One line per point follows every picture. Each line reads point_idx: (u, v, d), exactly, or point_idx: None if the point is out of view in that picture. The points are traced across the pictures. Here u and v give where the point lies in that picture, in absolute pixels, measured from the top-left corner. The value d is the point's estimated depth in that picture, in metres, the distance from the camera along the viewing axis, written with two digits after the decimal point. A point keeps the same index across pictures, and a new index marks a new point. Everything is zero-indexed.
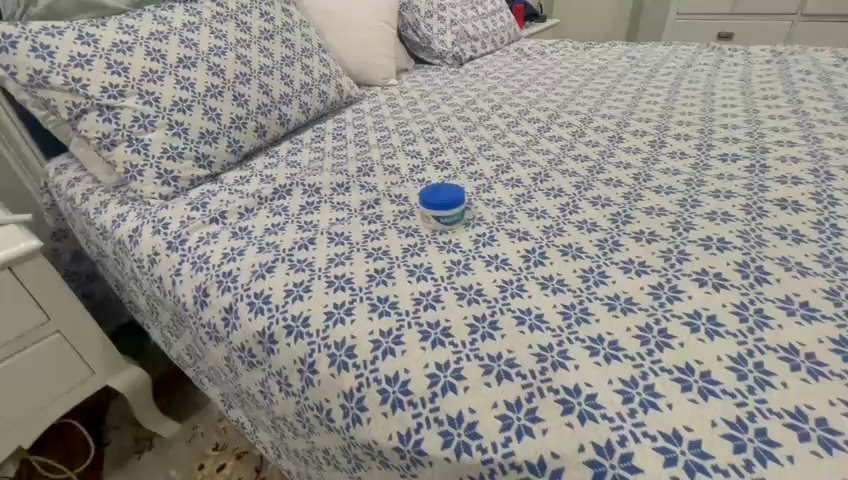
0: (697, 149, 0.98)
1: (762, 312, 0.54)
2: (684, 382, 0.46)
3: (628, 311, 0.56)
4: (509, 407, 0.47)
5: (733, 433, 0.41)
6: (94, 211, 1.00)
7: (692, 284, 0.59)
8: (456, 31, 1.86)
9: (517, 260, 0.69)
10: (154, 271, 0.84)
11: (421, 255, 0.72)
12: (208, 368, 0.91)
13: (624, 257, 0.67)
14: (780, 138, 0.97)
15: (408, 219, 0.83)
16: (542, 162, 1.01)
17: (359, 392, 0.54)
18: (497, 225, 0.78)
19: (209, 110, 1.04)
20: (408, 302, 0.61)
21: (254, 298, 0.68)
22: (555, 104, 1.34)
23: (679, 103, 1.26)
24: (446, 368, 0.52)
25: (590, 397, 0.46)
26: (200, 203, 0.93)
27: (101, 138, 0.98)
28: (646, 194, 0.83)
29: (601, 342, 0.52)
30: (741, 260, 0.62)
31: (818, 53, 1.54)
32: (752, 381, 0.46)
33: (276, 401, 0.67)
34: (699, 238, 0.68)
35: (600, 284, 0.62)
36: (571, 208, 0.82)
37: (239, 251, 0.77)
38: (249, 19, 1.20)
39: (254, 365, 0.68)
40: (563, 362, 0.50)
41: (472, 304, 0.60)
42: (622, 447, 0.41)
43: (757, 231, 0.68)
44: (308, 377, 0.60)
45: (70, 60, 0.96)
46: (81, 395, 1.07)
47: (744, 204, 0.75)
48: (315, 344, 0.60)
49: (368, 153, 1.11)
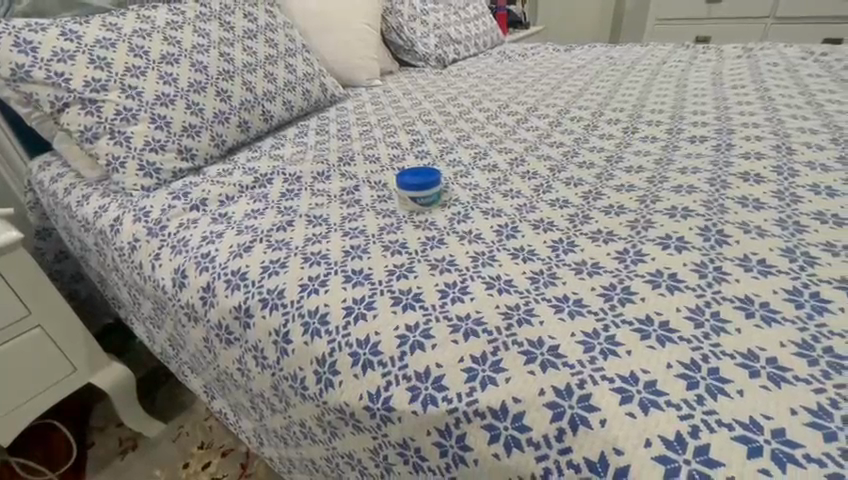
0: (668, 133, 1.01)
1: (720, 269, 0.56)
2: (644, 332, 0.47)
3: (594, 273, 0.58)
4: (475, 360, 0.48)
5: (687, 373, 0.42)
6: (76, 204, 1.00)
7: (657, 248, 0.61)
8: (439, 34, 1.90)
9: (491, 235, 0.70)
10: (135, 258, 0.84)
11: (397, 232, 0.73)
12: (189, 357, 0.90)
13: (594, 228, 0.68)
14: (745, 121, 1.01)
15: (386, 202, 0.84)
16: (519, 149, 1.03)
17: (332, 357, 0.55)
18: (473, 205, 0.80)
19: (192, 105, 1.05)
20: (382, 273, 0.62)
21: (231, 276, 0.69)
22: (534, 99, 1.38)
23: (653, 95, 1.30)
24: (416, 329, 0.53)
25: (552, 347, 0.47)
26: (181, 192, 0.93)
27: (83, 132, 0.99)
28: (618, 173, 0.85)
29: (566, 300, 0.54)
30: (703, 226, 0.64)
31: (786, 49, 1.60)
32: (708, 328, 0.47)
33: (253, 378, 0.67)
34: (665, 209, 0.70)
35: (569, 252, 0.63)
36: (546, 188, 0.84)
37: (218, 233, 0.78)
38: (234, 19, 1.22)
39: (232, 342, 0.69)
40: (528, 319, 0.51)
41: (444, 272, 0.61)
42: (581, 389, 0.42)
43: (721, 201, 0.71)
44: (282, 347, 0.60)
45: (53, 55, 0.97)
46: (61, 394, 1.05)
47: (708, 178, 0.78)
48: (289, 314, 0.61)
49: (349, 146, 1.12)
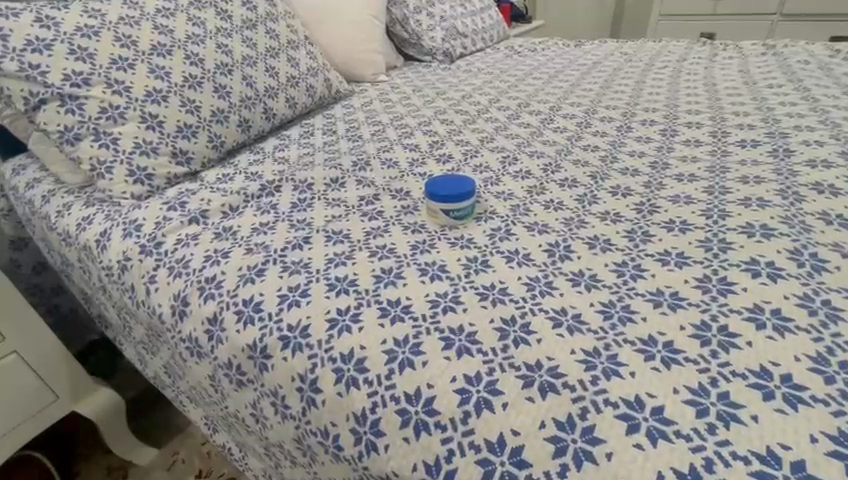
0: (712, 136, 0.93)
1: (830, 304, 0.48)
2: (765, 389, 0.39)
3: (678, 307, 0.49)
4: (561, 426, 0.40)
5: (840, 450, 0.35)
6: (56, 214, 0.88)
7: (745, 275, 0.53)
8: (446, 27, 1.80)
9: (540, 255, 0.61)
10: (126, 280, 0.73)
11: (432, 252, 0.63)
12: (188, 387, 0.80)
13: (660, 248, 0.60)
14: (797, 124, 0.93)
15: (413, 214, 0.74)
16: (551, 153, 0.94)
17: (374, 415, 0.46)
18: (512, 219, 0.71)
19: (187, 102, 0.94)
20: (423, 305, 0.53)
21: (242, 307, 0.59)
22: (555, 97, 1.28)
23: (683, 94, 1.22)
24: (478, 381, 0.44)
25: (656, 411, 0.39)
26: (177, 202, 0.82)
27: (63, 132, 0.88)
28: (668, 182, 0.77)
29: (654, 344, 0.45)
30: (793, 248, 0.56)
31: (811, 46, 1.53)
32: (843, 385, 0.39)
33: (270, 426, 0.58)
34: (740, 226, 0.62)
35: (638, 278, 0.55)
36: (591, 199, 0.75)
37: (224, 253, 0.67)
38: (230, 7, 1.10)
39: (244, 384, 0.59)
40: (615, 369, 0.43)
41: (497, 304, 0.52)
42: (710, 473, 0.35)
43: (800, 217, 0.63)
44: (309, 397, 0.51)
45: (27, 45, 0.85)
46: (54, 416, 0.96)
47: (777, 189, 0.70)
48: (316, 358, 0.51)
49: (362, 148, 1.02)
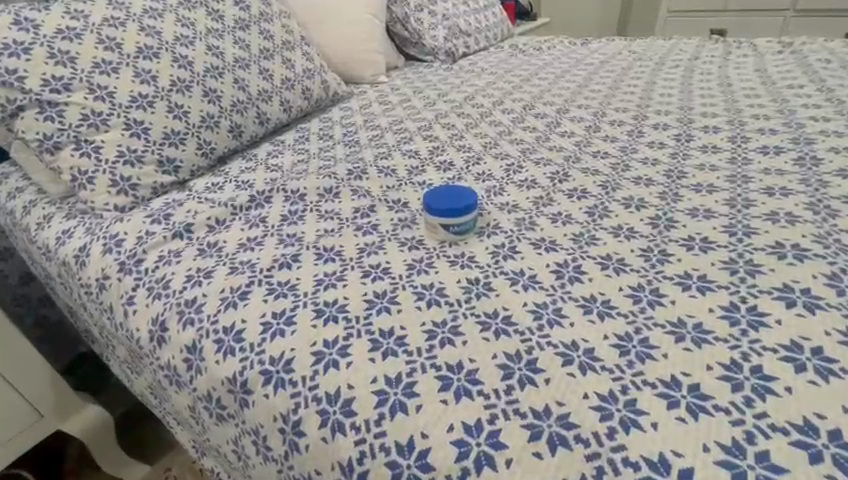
0: (731, 142, 0.87)
1: None
2: (811, 449, 0.35)
3: (704, 343, 0.44)
4: None
5: None
6: (36, 227, 0.84)
7: (778, 304, 0.47)
8: (449, 25, 1.74)
9: (548, 277, 0.55)
10: (104, 299, 0.69)
11: (430, 273, 0.57)
12: (173, 411, 0.75)
13: (681, 270, 0.54)
14: (823, 129, 0.87)
15: (411, 228, 0.69)
16: (558, 159, 0.88)
17: (362, 466, 0.41)
18: (518, 234, 0.65)
19: (174, 107, 0.89)
20: (419, 337, 0.48)
21: (222, 335, 0.54)
22: (561, 99, 1.23)
23: (697, 95, 1.15)
24: (479, 432, 0.39)
25: (684, 475, 0.34)
26: (161, 214, 0.77)
27: (42, 141, 0.83)
28: (686, 193, 0.71)
29: (678, 388, 0.40)
30: (830, 272, 0.51)
31: (831, 43, 1.46)
32: None
33: (252, 465, 0.53)
34: (768, 245, 0.56)
35: (659, 306, 0.49)
36: (602, 211, 0.69)
37: (206, 272, 0.63)
38: (222, 6, 1.05)
39: (225, 419, 0.54)
40: (634, 420, 0.38)
41: (501, 336, 0.47)
42: None
43: (835, 235, 0.57)
44: (292, 440, 0.46)
45: (4, 49, 0.81)
46: (42, 433, 0.93)
47: (806, 202, 0.65)
48: (300, 397, 0.46)
49: (358, 154, 0.97)
